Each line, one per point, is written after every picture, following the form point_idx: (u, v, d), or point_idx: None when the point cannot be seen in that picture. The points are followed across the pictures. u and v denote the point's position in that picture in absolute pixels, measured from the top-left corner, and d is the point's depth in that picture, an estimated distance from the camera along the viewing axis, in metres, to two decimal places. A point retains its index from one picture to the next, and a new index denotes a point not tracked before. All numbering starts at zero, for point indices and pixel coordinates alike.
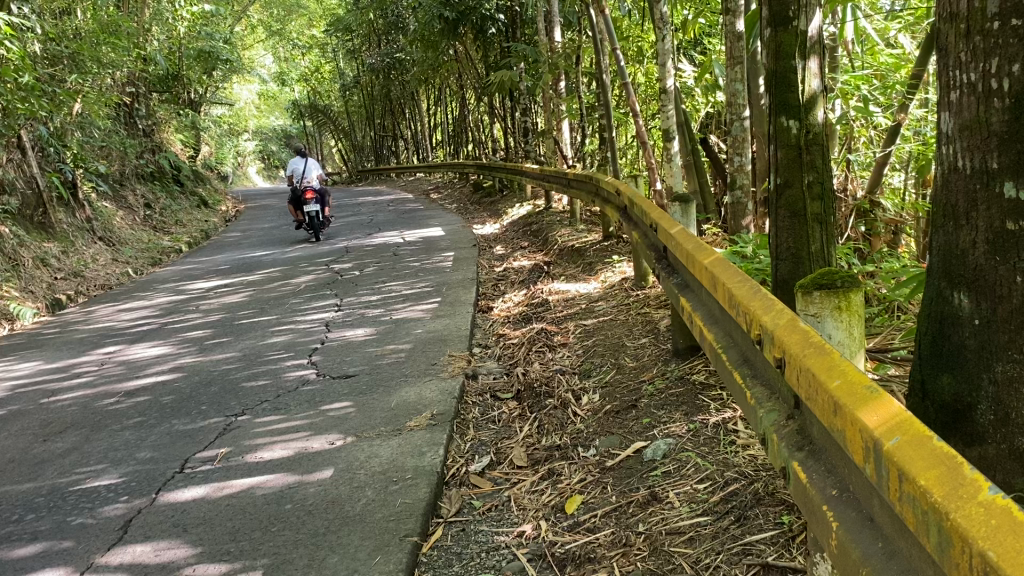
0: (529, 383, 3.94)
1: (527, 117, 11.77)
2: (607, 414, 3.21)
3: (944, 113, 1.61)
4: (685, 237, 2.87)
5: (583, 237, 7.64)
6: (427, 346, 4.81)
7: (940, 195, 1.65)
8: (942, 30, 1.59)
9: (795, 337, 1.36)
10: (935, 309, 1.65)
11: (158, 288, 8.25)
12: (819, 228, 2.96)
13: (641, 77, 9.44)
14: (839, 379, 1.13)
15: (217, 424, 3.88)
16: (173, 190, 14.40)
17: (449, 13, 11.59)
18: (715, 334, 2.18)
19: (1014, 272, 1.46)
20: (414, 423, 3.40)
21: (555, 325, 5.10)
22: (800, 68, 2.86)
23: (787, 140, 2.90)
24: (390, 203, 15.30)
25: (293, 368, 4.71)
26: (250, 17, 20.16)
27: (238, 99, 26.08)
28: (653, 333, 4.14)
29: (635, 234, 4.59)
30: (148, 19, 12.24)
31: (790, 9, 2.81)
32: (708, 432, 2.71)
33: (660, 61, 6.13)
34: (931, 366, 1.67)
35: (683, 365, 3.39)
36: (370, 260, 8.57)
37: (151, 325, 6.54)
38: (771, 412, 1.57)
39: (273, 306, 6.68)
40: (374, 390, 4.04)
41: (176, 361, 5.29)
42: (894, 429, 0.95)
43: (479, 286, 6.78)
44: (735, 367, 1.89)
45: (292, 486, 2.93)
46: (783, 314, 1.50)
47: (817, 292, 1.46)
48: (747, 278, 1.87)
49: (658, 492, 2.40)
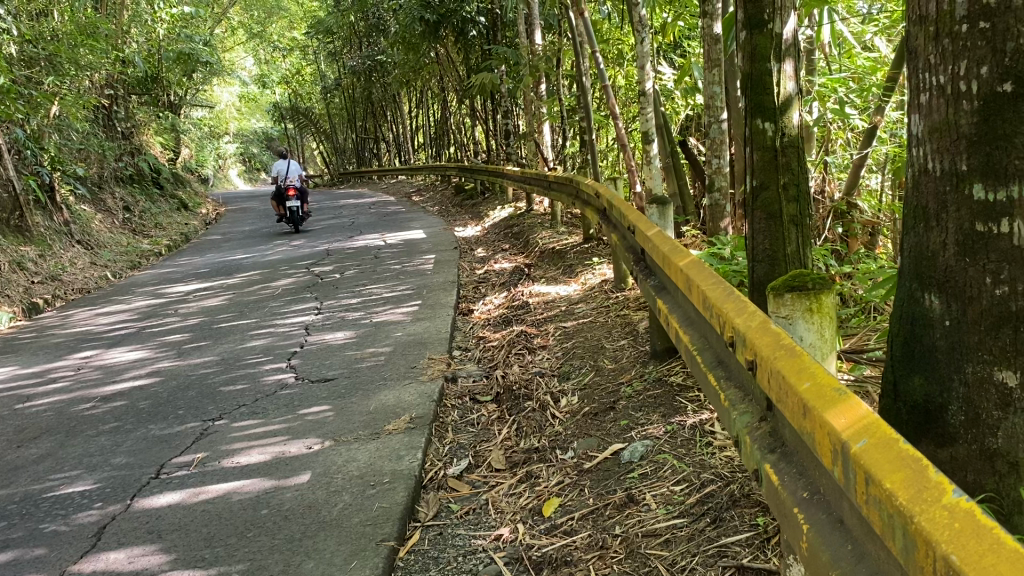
0: (508, 386, 3.94)
1: (508, 119, 11.79)
2: (585, 417, 3.21)
3: (914, 115, 1.62)
4: (662, 238, 2.87)
5: (564, 240, 7.65)
6: (406, 349, 4.80)
7: (910, 197, 1.65)
8: (911, 32, 1.60)
9: (766, 339, 1.36)
10: (907, 311, 1.66)
11: (137, 292, 8.18)
12: (795, 230, 2.97)
13: (622, 80, 9.49)
14: (809, 382, 1.13)
15: (194, 428, 3.84)
16: (152, 193, 14.31)
17: (430, 15, 11.60)
18: (690, 336, 2.19)
19: (984, 274, 1.47)
20: (392, 427, 3.39)
21: (535, 327, 5.10)
22: (775, 70, 2.88)
23: (763, 143, 2.91)
24: (371, 206, 15.29)
25: (271, 372, 4.68)
26: (231, 20, 20.08)
27: (219, 101, 25.94)
28: (631, 335, 4.14)
29: (614, 236, 4.61)
30: (127, 21, 12.15)
31: (765, 11, 2.82)
32: (686, 433, 2.71)
33: (639, 64, 6.15)
34: (902, 367, 1.68)
35: (661, 366, 3.40)
36: (351, 263, 8.54)
37: (129, 329, 6.48)
38: (745, 414, 1.57)
39: (252, 309, 6.64)
40: (352, 393, 4.02)
41: (154, 365, 5.24)
42: (862, 431, 0.95)
43: (460, 288, 6.77)
44: (710, 369, 1.90)
45: (268, 491, 2.91)
46: (755, 317, 1.50)
47: (788, 294, 1.46)
48: (721, 281, 1.88)
49: (635, 494, 2.40)
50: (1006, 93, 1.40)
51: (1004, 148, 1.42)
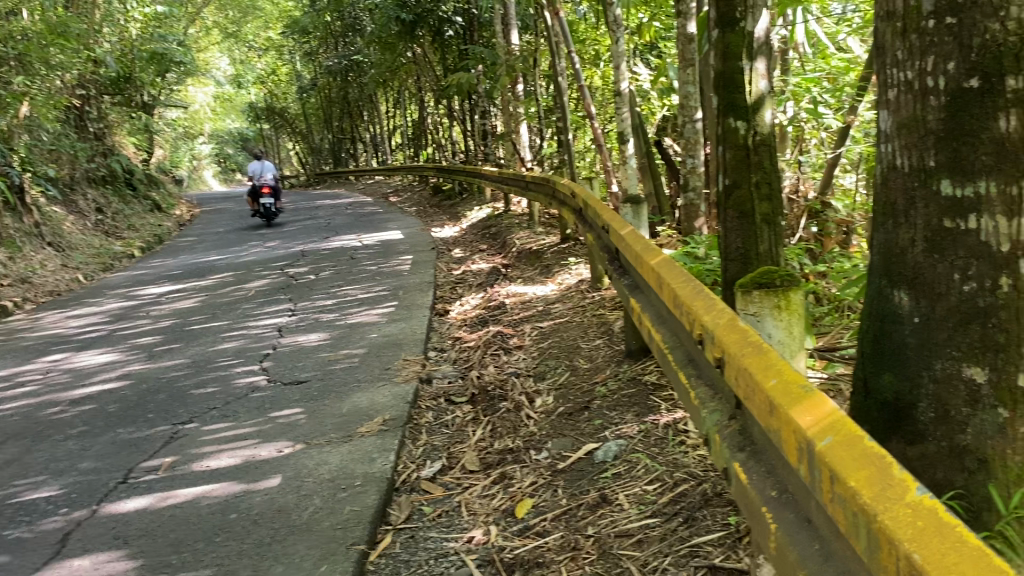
0: (483, 387, 3.90)
1: (486, 120, 11.78)
2: (560, 417, 3.19)
3: (882, 112, 1.62)
4: (635, 237, 2.86)
5: (541, 240, 7.63)
6: (381, 350, 4.76)
7: (879, 193, 1.65)
8: (879, 29, 1.60)
9: (734, 337, 1.35)
10: (876, 308, 1.65)
11: (109, 294, 8.08)
12: (767, 229, 2.97)
13: (598, 80, 9.49)
14: (776, 379, 1.12)
15: (163, 432, 3.79)
16: (125, 194, 14.15)
17: (406, 15, 11.54)
18: (662, 334, 2.17)
19: (952, 270, 1.47)
20: (365, 429, 3.36)
21: (512, 328, 5.08)
22: (747, 69, 2.88)
23: (736, 141, 2.92)
24: (348, 206, 15.20)
25: (243, 375, 4.62)
26: (205, 20, 19.90)
27: (194, 102, 25.71)
28: (607, 334, 4.13)
29: (590, 236, 4.60)
30: (99, 20, 12.00)
31: (738, 10, 2.84)
32: (659, 433, 2.70)
33: (615, 64, 6.15)
34: (872, 364, 1.67)
35: (635, 366, 3.39)
36: (326, 264, 8.48)
37: (100, 332, 6.39)
38: (715, 412, 1.55)
39: (226, 311, 6.56)
40: (325, 396, 3.97)
41: (124, 368, 5.17)
42: (827, 428, 0.94)
43: (436, 289, 6.74)
44: (680, 367, 1.88)
45: (238, 495, 2.86)
46: (723, 314, 1.49)
47: (756, 291, 1.45)
48: (691, 278, 1.86)
49: (608, 494, 2.39)
50: (973, 89, 1.40)
51: (971, 144, 1.42)
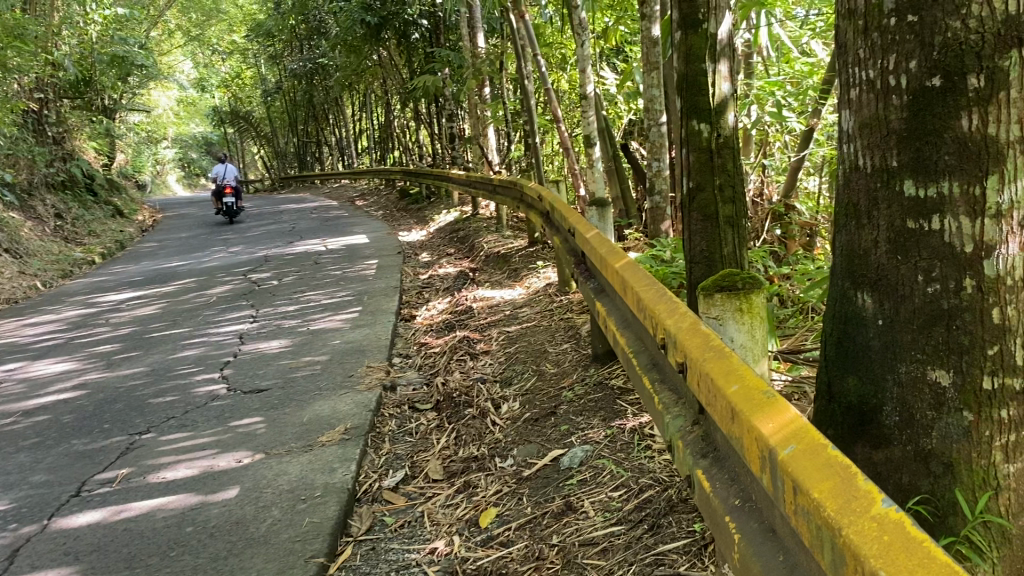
0: (448, 393, 3.85)
1: (452, 123, 11.73)
2: (526, 423, 3.15)
3: (845, 111, 1.60)
4: (600, 240, 2.82)
5: (509, 244, 7.60)
6: (345, 357, 4.68)
7: (841, 194, 1.63)
8: (841, 27, 1.58)
9: (697, 340, 1.31)
10: (840, 311, 1.63)
11: (67, 301, 7.90)
12: (731, 231, 2.96)
13: (564, 83, 9.48)
14: (737, 385, 1.08)
15: (119, 443, 3.69)
16: (86, 199, 13.89)
17: (371, 18, 11.45)
18: (627, 339, 2.14)
19: (916, 272, 1.45)
20: (326, 438, 3.29)
21: (478, 332, 5.03)
22: (710, 71, 2.86)
23: (699, 144, 2.90)
24: (313, 211, 15.05)
25: (204, 383, 4.53)
26: (168, 22, 19.65)
27: (156, 106, 25.38)
28: (574, 338, 4.10)
29: (557, 239, 4.57)
30: (57, 23, 11.79)
31: (700, 12, 2.81)
32: (625, 437, 2.67)
33: (580, 67, 6.15)
34: (837, 368, 1.64)
35: (602, 370, 3.35)
36: (290, 269, 8.37)
37: (57, 340, 6.24)
38: (678, 417, 1.52)
39: (186, 318, 6.44)
40: (287, 404, 3.90)
41: (81, 378, 5.03)
42: (790, 436, 0.90)
43: (403, 294, 6.67)
44: (645, 372, 1.85)
45: (194, 507, 2.79)
46: (685, 318, 1.45)
47: (718, 294, 1.41)
48: (654, 282, 1.83)
49: (573, 502, 2.35)
50: (935, 87, 1.37)
51: (933, 143, 1.39)
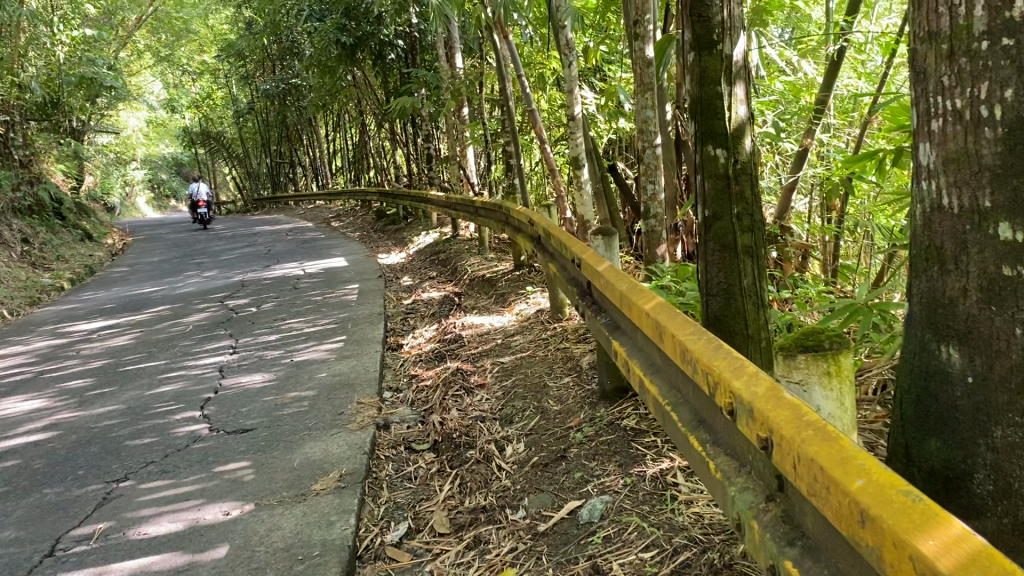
0: (446, 433, 3.64)
1: (430, 143, 11.53)
2: (535, 468, 2.96)
3: (922, 143, 1.48)
4: (614, 273, 2.66)
5: (494, 267, 7.42)
6: (332, 392, 4.46)
7: (918, 235, 1.51)
8: (918, 52, 1.47)
9: (784, 413, 1.15)
10: (919, 365, 1.51)
11: (36, 331, 7.59)
12: (750, 261, 2.78)
13: (545, 104, 9.35)
14: (864, 481, 0.91)
15: (95, 492, 3.44)
16: (54, 223, 13.52)
17: (347, 38, 11.22)
18: (659, 387, 1.96)
19: (1012, 324, 1.31)
20: (320, 487, 3.09)
21: (471, 363, 4.83)
22: (726, 94, 2.70)
23: (715, 170, 2.73)
24: (287, 233, 14.76)
25: (183, 423, 4.28)
26: (136, 43, 19.34)
27: (125, 127, 24.97)
28: (575, 371, 3.92)
29: (553, 266, 4.39)
30: (23, 45, 11.50)
31: (714, 32, 2.67)
32: (647, 487, 2.50)
33: (567, 87, 5.96)
34: (915, 429, 1.52)
35: (612, 409, 3.16)
36: (268, 295, 8.12)
37: (26, 375, 5.94)
38: (745, 491, 1.35)
39: (162, 349, 6.17)
40: (275, 447, 3.68)
41: (52, 417, 4.76)
42: (967, 566, 0.74)
43: (387, 321, 6.45)
44: (690, 431, 1.67)
45: (181, 569, 2.56)
46: (759, 380, 1.29)
47: (802, 354, 1.25)
48: (701, 331, 1.65)
49: (600, 564, 2.16)
50: None
51: None
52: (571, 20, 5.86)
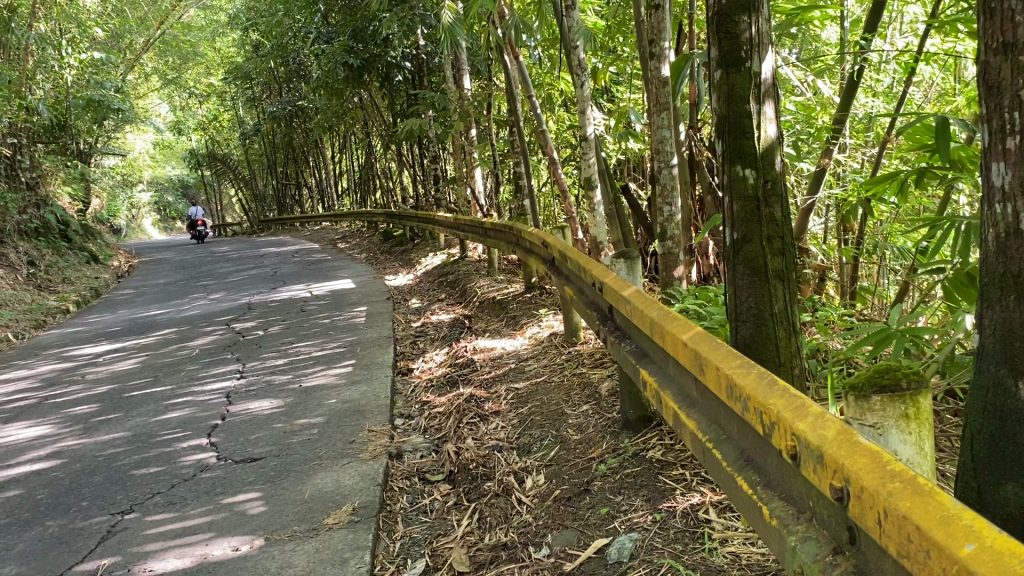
0: (462, 463, 3.52)
1: (437, 163, 11.46)
2: (557, 502, 2.84)
3: (995, 162, 1.41)
4: (641, 299, 2.55)
5: (504, 289, 7.32)
6: (342, 420, 4.34)
7: (991, 262, 1.44)
8: (989, 63, 1.38)
9: (861, 460, 1.07)
10: (993, 402, 1.47)
11: (41, 355, 7.50)
12: (781, 285, 2.66)
13: (553, 125, 9.27)
14: (975, 545, 0.83)
15: (99, 525, 3.33)
16: (60, 245, 13.50)
17: (354, 61, 11.16)
18: (697, 422, 1.85)
19: None
20: (332, 521, 2.97)
21: (484, 388, 4.71)
22: (754, 112, 2.59)
23: (744, 191, 2.61)
24: (294, 254, 14.69)
25: (189, 452, 4.17)
26: (144, 65, 19.42)
27: (132, 149, 25.03)
28: (593, 399, 3.79)
29: (569, 289, 4.28)
30: (31, 68, 11.53)
31: (742, 49, 2.56)
32: (677, 524, 2.38)
33: (579, 107, 5.86)
34: (990, 471, 1.49)
35: (635, 439, 3.04)
36: (275, 318, 8.02)
37: (30, 400, 5.85)
38: (806, 541, 1.24)
39: (167, 374, 6.07)
40: (285, 477, 3.56)
41: (56, 445, 4.65)
42: None
43: (397, 345, 6.34)
44: (736, 471, 1.56)
45: None
46: (827, 422, 1.20)
47: (876, 395, 1.17)
48: (749, 364, 1.54)
49: None
50: None
51: None
52: (583, 40, 5.74)
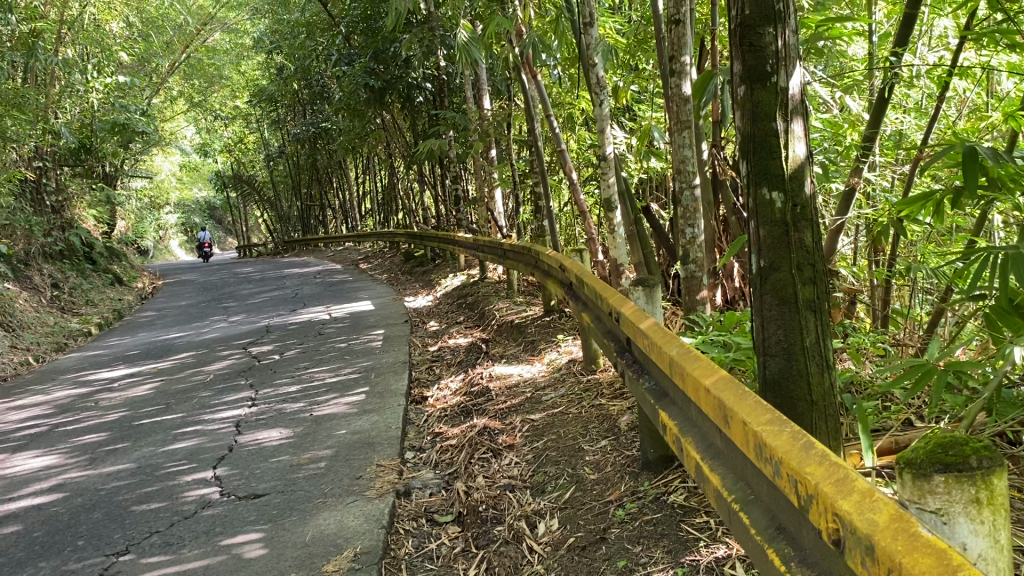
0: (472, 505, 3.33)
1: (458, 184, 11.32)
2: (570, 551, 2.64)
3: None
4: (660, 332, 2.35)
5: (523, 312, 7.14)
6: (351, 453, 4.16)
7: None
8: None
9: (925, 560, 0.87)
10: None
11: (58, 379, 7.41)
12: (813, 317, 2.45)
13: (575, 144, 9.08)
14: None
15: (91, 567, 3.17)
16: (85, 268, 13.52)
17: (375, 82, 11.07)
18: (722, 477, 1.64)
19: None
20: (331, 567, 2.79)
21: (499, 419, 4.52)
22: (782, 130, 2.39)
23: (771, 216, 2.42)
24: (316, 276, 14.60)
25: (193, 486, 4.01)
26: (170, 88, 19.58)
27: (159, 172, 25.28)
28: (612, 434, 3.58)
29: (586, 316, 4.09)
30: (56, 93, 11.60)
31: (767, 63, 2.37)
32: None
33: (599, 126, 5.68)
34: None
35: (655, 482, 2.84)
36: (293, 341, 7.89)
37: (41, 427, 5.73)
38: None
39: (180, 401, 5.93)
40: (286, 517, 3.38)
41: (60, 477, 4.50)
42: None
43: (412, 371, 6.17)
44: (767, 541, 1.36)
45: None
46: (878, 504, 1.02)
47: (940, 475, 1.02)
48: (782, 420, 1.35)
49: None
50: None
51: None
52: (601, 56, 5.56)
